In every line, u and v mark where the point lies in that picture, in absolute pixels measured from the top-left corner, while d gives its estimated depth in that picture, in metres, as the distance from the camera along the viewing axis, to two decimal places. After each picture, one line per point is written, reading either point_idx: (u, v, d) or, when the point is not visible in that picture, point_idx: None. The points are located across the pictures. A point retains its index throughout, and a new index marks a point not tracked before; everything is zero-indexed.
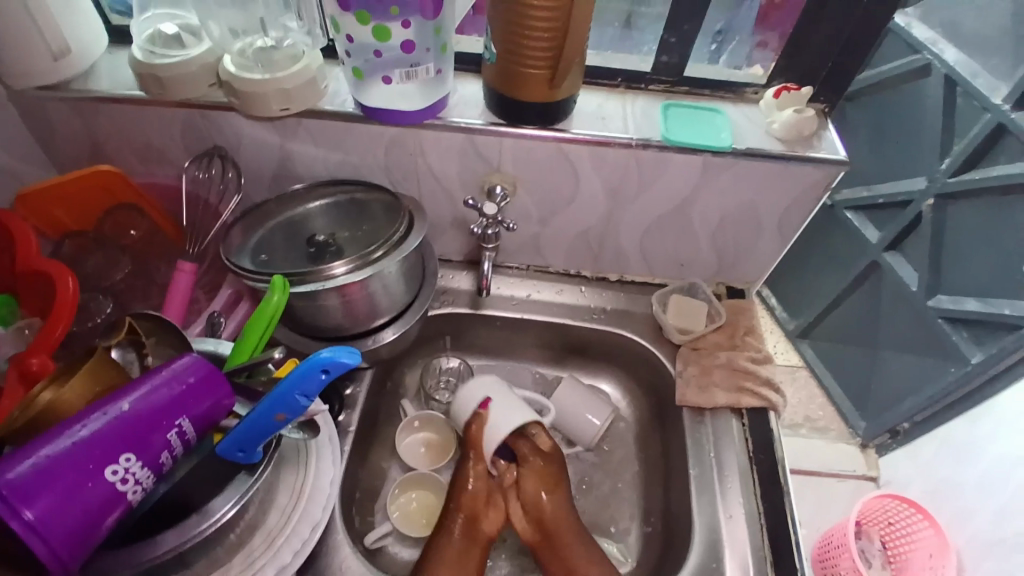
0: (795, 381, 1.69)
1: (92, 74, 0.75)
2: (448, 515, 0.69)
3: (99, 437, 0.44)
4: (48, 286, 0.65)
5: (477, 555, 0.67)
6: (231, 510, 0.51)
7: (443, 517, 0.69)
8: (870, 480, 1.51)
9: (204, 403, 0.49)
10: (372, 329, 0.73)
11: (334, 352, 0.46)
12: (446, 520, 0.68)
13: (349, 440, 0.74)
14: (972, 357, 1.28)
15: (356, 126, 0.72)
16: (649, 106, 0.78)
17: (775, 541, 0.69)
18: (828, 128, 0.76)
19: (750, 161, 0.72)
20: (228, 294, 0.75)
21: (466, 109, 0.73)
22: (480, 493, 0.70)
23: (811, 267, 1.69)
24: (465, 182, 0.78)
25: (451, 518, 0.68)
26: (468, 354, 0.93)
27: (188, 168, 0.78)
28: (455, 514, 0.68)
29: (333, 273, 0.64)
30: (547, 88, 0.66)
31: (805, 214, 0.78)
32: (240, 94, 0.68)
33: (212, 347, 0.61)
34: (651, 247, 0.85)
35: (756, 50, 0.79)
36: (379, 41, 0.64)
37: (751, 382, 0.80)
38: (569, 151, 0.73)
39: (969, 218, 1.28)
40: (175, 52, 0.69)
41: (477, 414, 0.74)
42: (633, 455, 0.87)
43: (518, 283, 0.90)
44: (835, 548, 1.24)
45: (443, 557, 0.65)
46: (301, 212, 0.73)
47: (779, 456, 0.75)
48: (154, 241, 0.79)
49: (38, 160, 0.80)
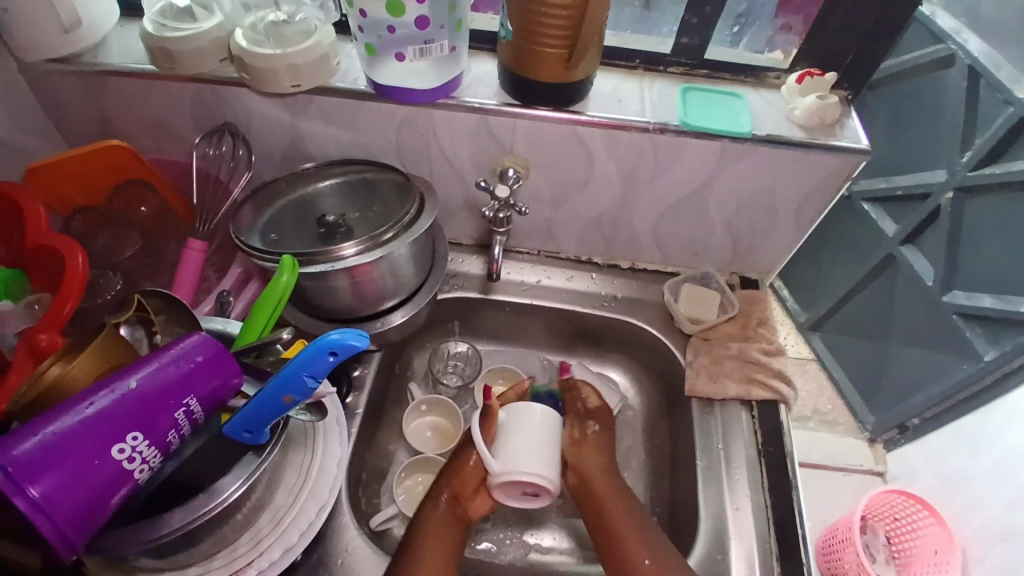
0: (805, 373, 1.68)
1: (102, 48, 0.74)
2: (435, 489, 0.69)
3: (105, 415, 0.43)
4: (57, 262, 0.64)
5: (460, 525, 0.67)
6: (239, 490, 0.51)
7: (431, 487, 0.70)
8: (877, 475, 1.50)
9: (212, 383, 0.49)
10: (381, 311, 0.73)
11: (342, 335, 0.45)
12: (434, 488, 0.69)
13: (356, 421, 0.74)
14: (986, 354, 1.26)
15: (368, 105, 0.71)
16: (667, 90, 0.76)
17: (782, 535, 0.68)
18: (851, 116, 0.74)
19: (769, 148, 0.70)
20: (236, 274, 0.75)
21: (479, 89, 0.72)
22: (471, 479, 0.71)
23: (824, 259, 1.67)
24: (477, 164, 0.77)
25: (437, 491, 0.69)
26: (476, 339, 0.93)
27: (199, 145, 0.77)
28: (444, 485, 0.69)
29: (343, 254, 0.63)
30: (562, 68, 0.65)
31: (824, 203, 0.76)
32: (250, 70, 0.67)
33: (221, 326, 0.60)
34: (664, 234, 0.84)
35: (779, 34, 0.77)
36: (392, 17, 0.62)
37: (762, 374, 0.79)
38: (584, 134, 0.71)
39: (987, 212, 1.25)
40: (186, 25, 0.68)
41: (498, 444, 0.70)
42: (640, 443, 0.86)
43: (528, 268, 0.89)
44: (839, 542, 1.24)
45: (427, 524, 0.65)
46: (311, 191, 0.72)
47: (788, 449, 0.74)
48: (164, 218, 0.78)
49: (48, 134, 0.79)
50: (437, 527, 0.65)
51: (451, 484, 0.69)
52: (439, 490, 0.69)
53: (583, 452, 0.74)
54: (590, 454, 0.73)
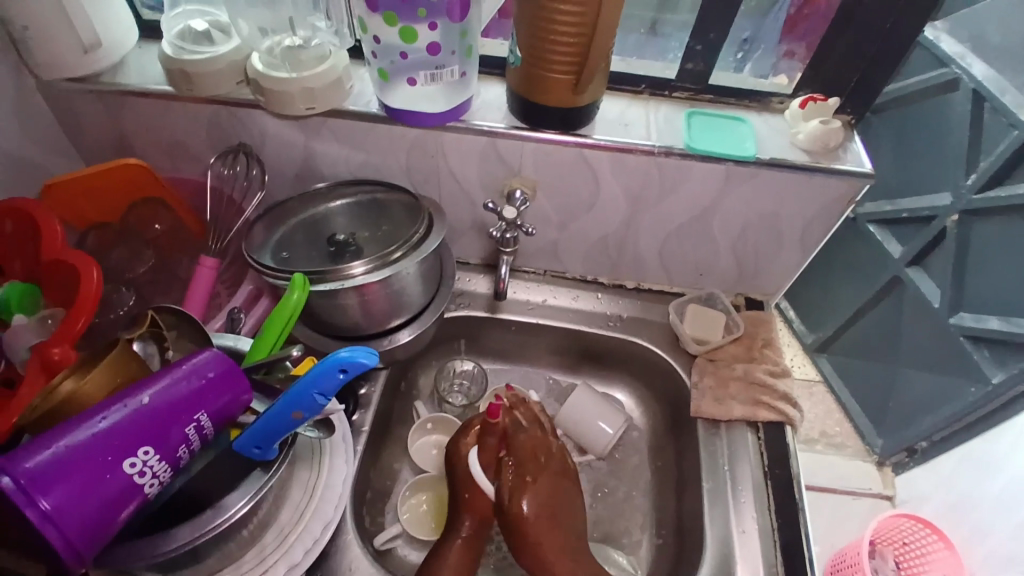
0: (811, 396, 1.66)
1: (121, 69, 0.76)
2: (454, 524, 0.69)
3: (118, 429, 0.44)
4: (72, 277, 0.65)
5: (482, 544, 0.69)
6: (246, 506, 0.51)
7: (452, 515, 0.70)
8: (885, 498, 1.48)
9: (222, 399, 0.49)
10: (389, 329, 0.74)
11: (352, 352, 0.46)
12: (454, 520, 0.69)
13: (362, 439, 0.74)
14: (993, 377, 1.26)
15: (379, 128, 0.73)
16: (673, 114, 0.77)
17: (789, 559, 0.68)
18: (854, 140, 0.75)
19: (773, 171, 0.71)
20: (247, 291, 0.77)
21: (488, 112, 0.73)
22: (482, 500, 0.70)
23: (830, 280, 1.66)
24: (485, 185, 0.78)
25: (456, 525, 0.69)
26: (482, 357, 0.93)
27: (214, 164, 0.78)
28: (464, 515, 0.69)
29: (353, 272, 0.64)
30: (571, 93, 0.66)
31: (828, 226, 0.77)
32: (267, 92, 0.68)
33: (232, 343, 0.61)
34: (670, 255, 0.84)
35: (782, 60, 0.78)
36: (406, 43, 0.64)
37: (768, 396, 0.79)
38: (590, 156, 0.72)
39: (992, 236, 1.26)
40: (204, 47, 0.70)
41: (488, 431, 0.73)
42: (646, 463, 0.86)
43: (534, 287, 0.90)
44: (848, 566, 1.21)
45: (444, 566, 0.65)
46: (323, 210, 0.73)
47: (794, 472, 0.74)
48: (177, 237, 0.80)
49: (65, 152, 0.81)
50: (460, 556, 0.66)
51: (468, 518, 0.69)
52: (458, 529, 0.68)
53: (535, 536, 0.67)
54: (540, 534, 0.67)
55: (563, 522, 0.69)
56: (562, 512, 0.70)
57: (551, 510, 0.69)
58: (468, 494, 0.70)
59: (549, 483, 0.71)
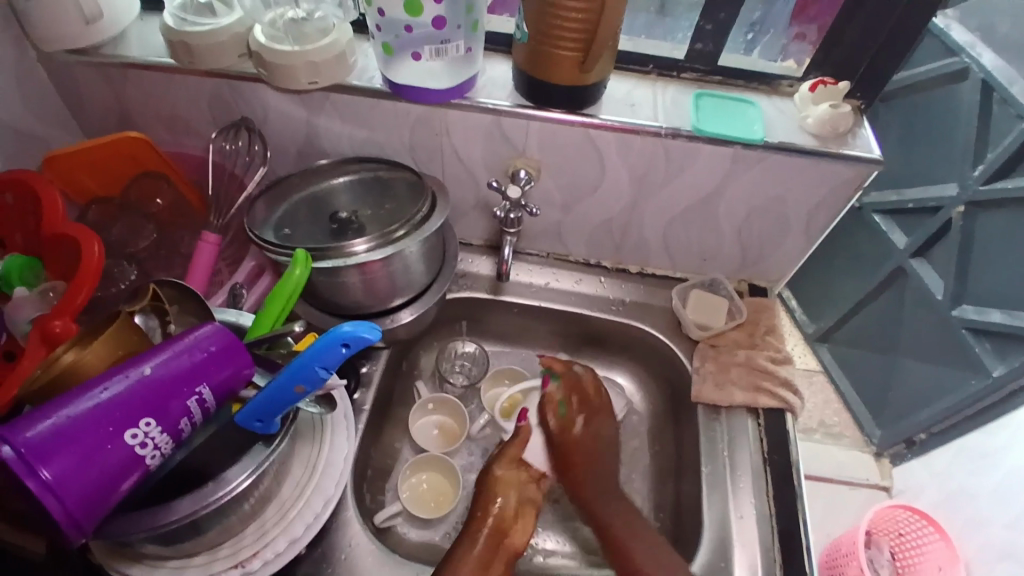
0: (811, 385, 1.66)
1: (123, 40, 0.75)
2: (474, 525, 0.67)
3: (120, 400, 0.44)
4: (74, 250, 0.64)
5: (499, 567, 0.65)
6: (247, 480, 0.51)
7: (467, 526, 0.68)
8: (882, 489, 1.49)
9: (224, 372, 0.49)
10: (390, 308, 0.73)
11: (355, 327, 0.46)
12: (468, 531, 0.67)
13: (363, 417, 0.74)
14: (994, 370, 1.26)
15: (383, 104, 0.72)
16: (681, 96, 0.76)
17: (786, 544, 0.68)
18: (864, 126, 0.74)
19: (782, 155, 0.70)
20: (250, 267, 0.76)
21: (494, 90, 0.72)
22: (511, 506, 0.70)
23: (834, 269, 1.66)
24: (490, 164, 0.77)
25: (476, 526, 0.67)
26: (484, 338, 0.93)
27: (215, 139, 0.78)
28: (482, 521, 0.67)
29: (355, 250, 0.64)
30: (577, 70, 0.65)
31: (834, 213, 0.77)
32: (269, 66, 0.67)
33: (234, 318, 0.61)
34: (675, 239, 0.84)
35: (793, 43, 0.77)
36: (410, 17, 0.63)
37: (769, 382, 0.79)
38: (596, 137, 0.71)
39: (996, 229, 1.25)
40: (206, 20, 0.69)
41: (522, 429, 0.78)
42: (645, 447, 0.86)
43: (537, 270, 0.89)
44: (843, 555, 1.21)
45: (465, 559, 0.63)
46: (325, 187, 0.72)
47: (794, 458, 0.74)
48: (179, 211, 0.79)
49: (65, 124, 0.80)
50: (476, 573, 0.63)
51: (491, 515, 0.68)
52: (479, 526, 0.67)
53: (578, 463, 0.76)
54: (585, 457, 0.77)
55: (601, 452, 0.78)
56: (602, 445, 0.79)
57: (593, 439, 0.79)
58: (500, 505, 0.69)
59: (597, 428, 0.80)
